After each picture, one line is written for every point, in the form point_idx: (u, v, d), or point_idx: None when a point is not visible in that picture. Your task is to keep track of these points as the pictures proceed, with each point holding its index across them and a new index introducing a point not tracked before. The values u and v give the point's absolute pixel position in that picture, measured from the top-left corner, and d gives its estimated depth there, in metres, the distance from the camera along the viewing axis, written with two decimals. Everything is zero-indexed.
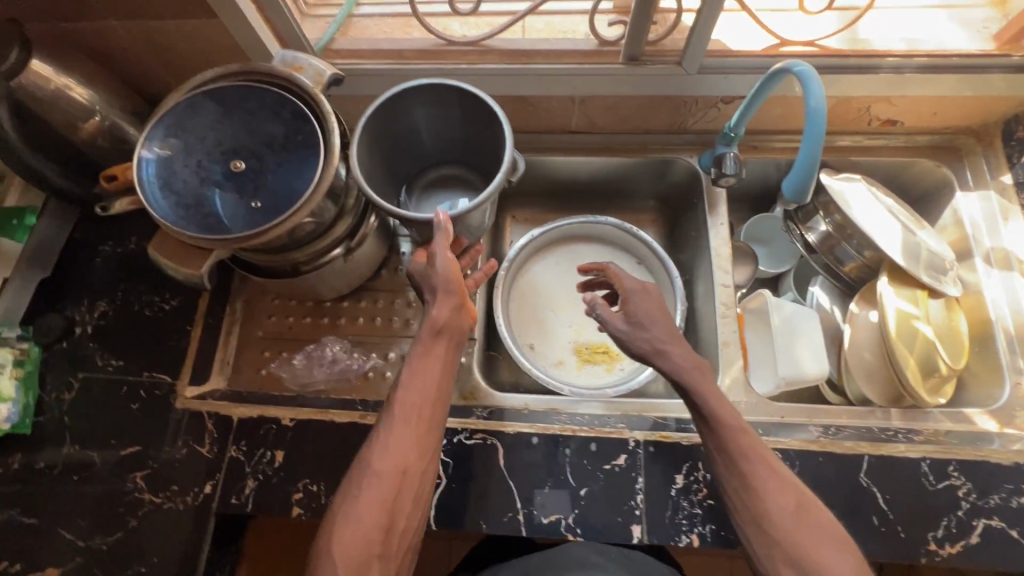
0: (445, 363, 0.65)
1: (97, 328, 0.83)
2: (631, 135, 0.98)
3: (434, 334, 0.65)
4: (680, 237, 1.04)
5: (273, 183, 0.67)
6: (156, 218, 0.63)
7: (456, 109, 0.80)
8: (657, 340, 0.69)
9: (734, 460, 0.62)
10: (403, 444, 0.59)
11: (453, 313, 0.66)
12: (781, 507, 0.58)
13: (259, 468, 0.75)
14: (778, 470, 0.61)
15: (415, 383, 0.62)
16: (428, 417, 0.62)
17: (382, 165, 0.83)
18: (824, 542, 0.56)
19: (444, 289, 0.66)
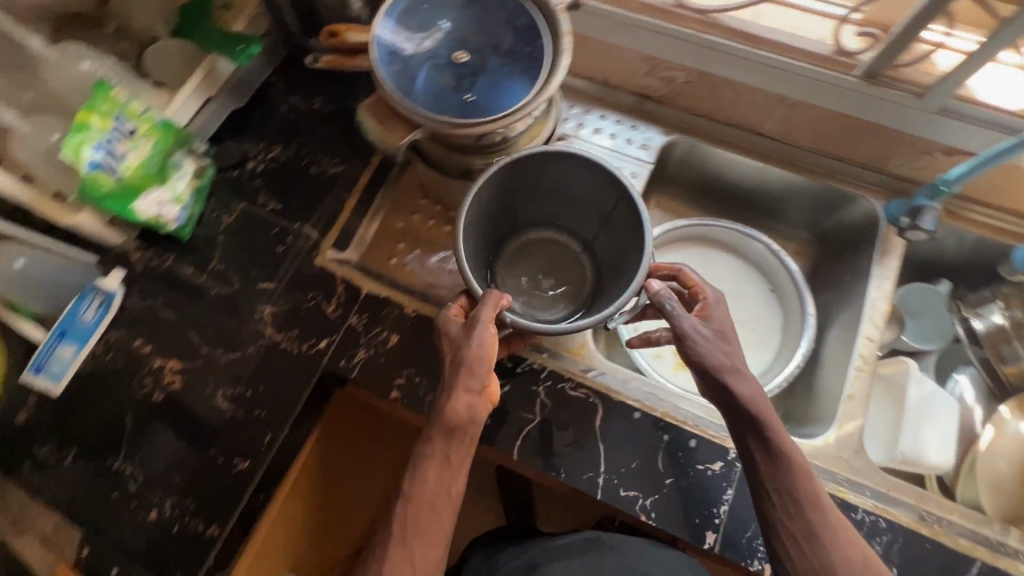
0: (461, 464, 0.60)
1: (267, 168, 0.89)
2: (820, 157, 0.93)
3: (448, 433, 0.59)
4: (826, 278, 0.99)
5: (489, 81, 0.68)
6: (380, 78, 0.65)
7: (577, 180, 0.78)
8: (737, 359, 0.63)
9: (796, 504, 0.59)
10: (402, 562, 0.56)
11: (477, 403, 0.60)
12: (847, 559, 0.58)
13: (372, 344, 0.78)
14: (836, 520, 0.60)
15: (424, 491, 0.58)
16: (433, 526, 0.57)
17: (487, 229, 0.82)
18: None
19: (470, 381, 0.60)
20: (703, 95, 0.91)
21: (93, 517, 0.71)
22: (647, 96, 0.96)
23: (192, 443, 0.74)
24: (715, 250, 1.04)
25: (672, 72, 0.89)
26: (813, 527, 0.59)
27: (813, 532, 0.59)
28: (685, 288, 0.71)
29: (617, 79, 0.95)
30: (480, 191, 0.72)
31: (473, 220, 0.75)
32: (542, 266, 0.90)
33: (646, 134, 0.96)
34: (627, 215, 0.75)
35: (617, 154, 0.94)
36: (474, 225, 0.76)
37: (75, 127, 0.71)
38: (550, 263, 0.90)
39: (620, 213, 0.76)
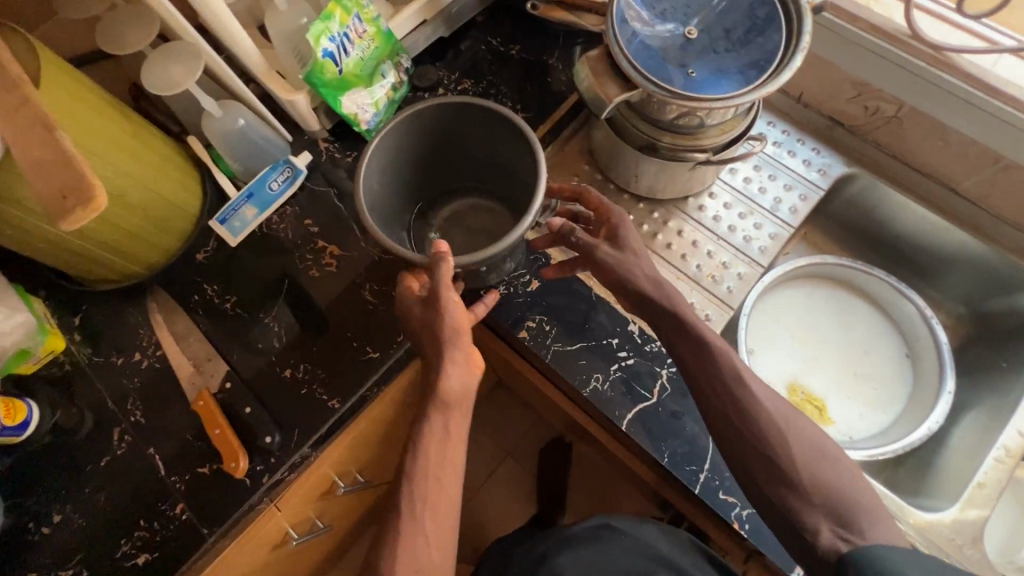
0: (459, 441, 0.64)
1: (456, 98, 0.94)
2: (1014, 232, 0.86)
3: (440, 408, 0.62)
4: (978, 360, 0.92)
5: (714, 63, 0.68)
6: (611, 34, 0.68)
7: (479, 131, 0.73)
8: (640, 278, 0.66)
9: (730, 397, 0.63)
10: (415, 528, 0.60)
11: (467, 382, 0.62)
12: (798, 432, 0.62)
13: (513, 283, 0.80)
14: (773, 406, 0.63)
15: (430, 464, 0.62)
16: (443, 492, 0.62)
17: (399, 192, 0.77)
18: (839, 470, 0.61)
19: (452, 362, 0.62)
20: (903, 133, 0.87)
21: (237, 357, 0.80)
22: (840, 123, 0.92)
23: (331, 322, 0.81)
24: (854, 297, 1.00)
25: (881, 103, 0.85)
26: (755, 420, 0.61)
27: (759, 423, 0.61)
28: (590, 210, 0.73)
29: (813, 98, 0.93)
30: (381, 146, 0.69)
31: (377, 180, 0.72)
32: (471, 232, 0.83)
33: (825, 160, 0.92)
34: (528, 151, 0.70)
35: (789, 171, 0.92)
36: (381, 185, 0.71)
37: (322, 16, 0.77)
38: (477, 228, 0.83)
39: (520, 152, 0.72)
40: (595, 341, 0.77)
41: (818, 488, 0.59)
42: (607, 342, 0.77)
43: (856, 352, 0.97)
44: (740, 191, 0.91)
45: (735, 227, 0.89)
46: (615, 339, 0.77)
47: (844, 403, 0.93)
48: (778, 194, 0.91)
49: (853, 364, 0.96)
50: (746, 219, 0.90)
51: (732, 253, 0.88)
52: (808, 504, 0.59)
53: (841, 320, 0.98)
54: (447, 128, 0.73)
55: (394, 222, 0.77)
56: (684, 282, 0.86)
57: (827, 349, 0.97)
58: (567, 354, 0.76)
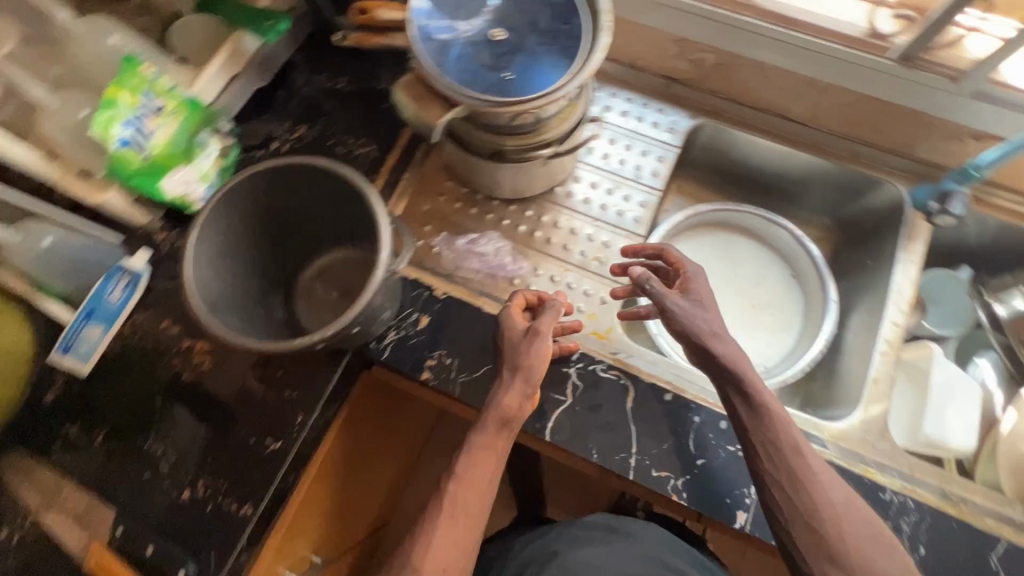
0: (502, 454, 0.66)
1: (292, 148, 0.87)
2: (850, 143, 0.91)
3: (499, 426, 0.65)
4: (849, 261, 0.99)
5: (527, 59, 0.67)
6: (417, 55, 0.65)
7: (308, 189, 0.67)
8: (718, 327, 0.66)
9: (785, 458, 0.61)
10: (450, 533, 0.59)
11: (524, 397, 0.67)
12: (836, 502, 0.61)
13: (402, 325, 0.77)
14: (826, 475, 0.62)
15: (472, 467, 0.63)
16: (478, 504, 0.62)
17: (252, 264, 0.71)
18: (882, 554, 0.59)
19: (522, 373, 0.67)
20: (730, 78, 0.90)
21: (124, 495, 0.71)
22: (674, 79, 0.95)
23: (218, 426, 0.74)
24: (732, 233, 1.04)
25: (703, 54, 0.88)
26: (808, 488, 0.60)
27: (814, 493, 0.60)
28: (668, 265, 0.76)
29: (644, 61, 0.94)
30: (201, 236, 0.61)
31: (212, 273, 0.64)
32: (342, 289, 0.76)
33: (672, 118, 0.94)
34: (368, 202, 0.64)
35: (642, 137, 0.93)
36: (218, 262, 0.65)
37: (104, 103, 0.72)
38: (348, 286, 0.76)
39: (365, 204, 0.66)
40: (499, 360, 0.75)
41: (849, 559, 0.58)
42: None
43: (749, 283, 1.02)
44: (603, 168, 0.92)
45: (607, 204, 0.90)
46: None
47: (750, 338, 0.98)
48: (638, 161, 0.92)
49: (750, 295, 1.01)
50: (614, 194, 0.91)
51: (610, 231, 0.89)
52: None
53: (730, 261, 1.03)
54: (281, 191, 0.67)
55: (250, 297, 0.70)
56: (573, 271, 0.87)
57: (723, 289, 1.02)
58: (475, 382, 0.74)
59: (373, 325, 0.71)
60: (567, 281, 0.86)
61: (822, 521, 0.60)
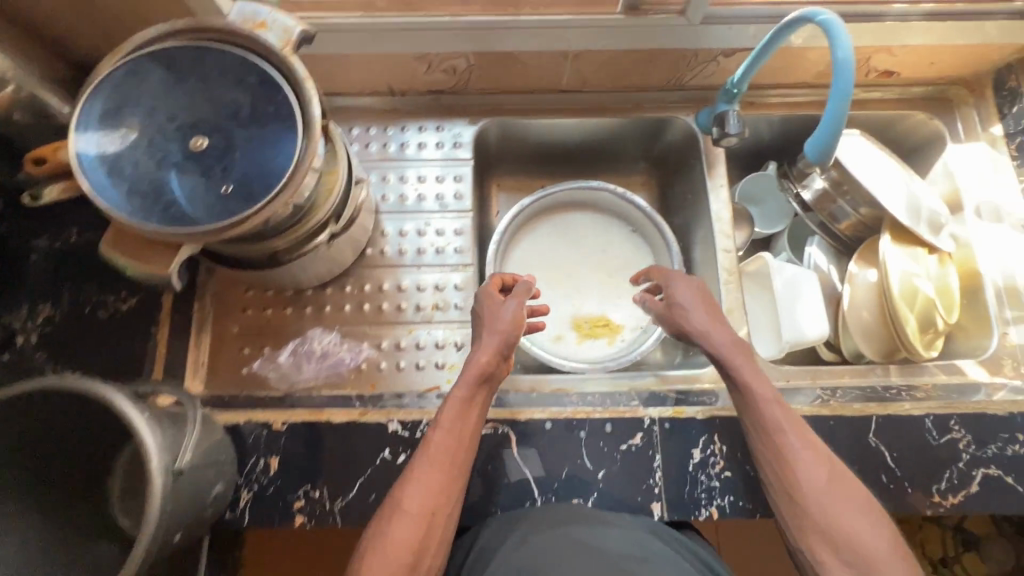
0: (482, 406, 0.70)
1: (42, 337, 0.72)
2: (626, 94, 0.91)
3: (481, 381, 0.71)
4: (674, 198, 1.01)
5: (245, 162, 0.58)
6: (106, 209, 0.53)
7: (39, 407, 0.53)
8: (703, 325, 0.72)
9: (768, 433, 0.64)
10: (432, 479, 0.63)
11: (498, 357, 0.72)
12: (815, 476, 0.61)
13: (252, 479, 0.68)
14: (818, 454, 0.62)
15: (451, 424, 0.66)
16: (460, 450, 0.66)
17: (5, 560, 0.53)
18: (880, 535, 0.57)
19: (495, 334, 0.73)
20: (489, 74, 0.85)
21: None
22: (439, 91, 0.89)
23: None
24: (562, 211, 1.04)
25: (451, 62, 0.82)
26: (798, 467, 0.62)
27: (800, 473, 0.61)
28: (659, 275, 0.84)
29: (402, 86, 0.87)
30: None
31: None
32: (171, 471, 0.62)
33: (453, 132, 0.89)
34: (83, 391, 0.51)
35: (431, 164, 0.88)
36: None
37: None
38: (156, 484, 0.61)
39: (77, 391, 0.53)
40: (370, 467, 0.69)
41: (843, 541, 0.57)
42: (381, 458, 0.69)
43: (597, 252, 1.02)
44: (406, 211, 0.86)
45: (424, 246, 0.84)
46: (385, 451, 0.69)
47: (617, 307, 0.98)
48: (437, 190, 0.87)
49: (603, 263, 1.01)
50: (426, 233, 0.85)
51: (436, 272, 0.83)
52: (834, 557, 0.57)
53: (572, 240, 1.02)
54: None
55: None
56: (418, 329, 0.81)
57: (575, 268, 1.01)
58: (355, 502, 0.68)
59: (209, 508, 0.62)
60: (417, 342, 0.81)
61: (812, 502, 0.60)
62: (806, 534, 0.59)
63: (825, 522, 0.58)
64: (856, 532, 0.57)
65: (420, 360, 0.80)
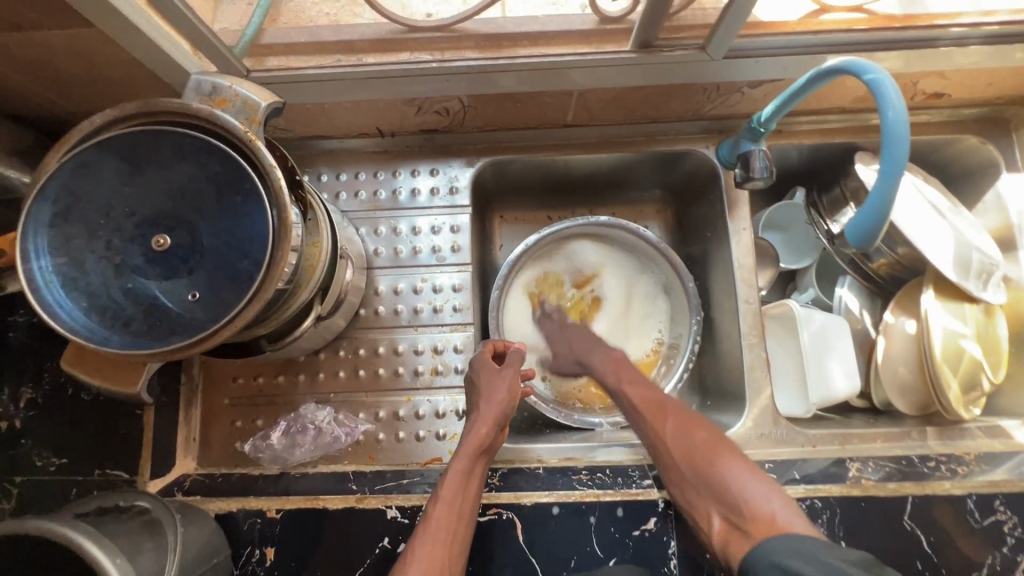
0: (480, 480, 0.67)
1: (27, 420, 0.69)
2: (637, 125, 0.83)
3: (480, 451, 0.67)
4: (691, 232, 0.93)
5: (213, 260, 0.52)
6: (64, 330, 0.49)
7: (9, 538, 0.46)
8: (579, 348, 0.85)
9: (642, 413, 0.73)
10: (432, 549, 0.59)
11: (497, 427, 0.69)
12: (699, 443, 0.66)
13: (247, 570, 0.65)
14: (693, 425, 0.68)
15: (450, 496, 0.63)
16: (460, 527, 0.62)
17: None
18: (728, 462, 0.63)
19: (493, 402, 0.70)
20: (488, 113, 0.77)
21: None
22: (433, 130, 0.81)
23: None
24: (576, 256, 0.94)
25: (444, 104, 0.74)
26: (659, 429, 0.70)
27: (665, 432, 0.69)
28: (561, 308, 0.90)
29: (391, 128, 0.79)
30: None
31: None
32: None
33: (448, 175, 0.83)
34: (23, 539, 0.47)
35: (426, 213, 0.81)
36: None
37: None
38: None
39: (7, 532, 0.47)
40: (368, 559, 0.66)
41: (716, 489, 0.61)
42: (380, 547, 0.66)
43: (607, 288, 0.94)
44: (401, 265, 0.80)
45: (421, 305, 0.79)
46: (384, 540, 0.66)
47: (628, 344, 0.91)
48: (432, 242, 0.81)
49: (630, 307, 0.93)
50: (423, 290, 0.79)
51: (434, 333, 0.78)
52: (695, 491, 0.63)
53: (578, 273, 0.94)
54: None
55: None
56: (418, 397, 0.76)
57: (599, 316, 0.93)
58: None
59: None
60: (416, 411, 0.76)
61: (673, 454, 0.66)
62: (677, 480, 0.65)
63: (686, 465, 0.64)
64: (711, 461, 0.63)
65: (420, 430, 0.75)
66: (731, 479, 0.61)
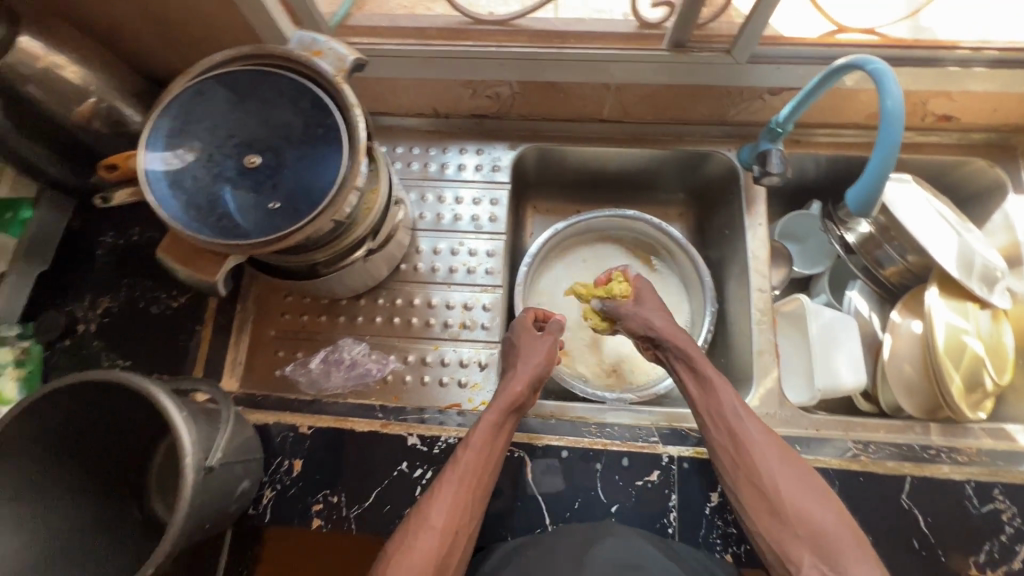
0: (507, 435, 0.70)
1: (101, 325, 0.78)
2: (666, 126, 0.92)
3: (513, 409, 0.70)
4: (710, 232, 1.00)
5: (293, 179, 0.62)
6: (166, 219, 0.58)
7: (99, 394, 0.59)
8: (666, 326, 0.77)
9: (727, 422, 0.66)
10: (460, 491, 0.63)
11: (530, 389, 0.72)
12: (789, 477, 0.61)
13: (276, 478, 0.71)
14: (786, 455, 0.63)
15: (480, 443, 0.66)
16: (486, 474, 0.65)
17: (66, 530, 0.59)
18: (824, 510, 0.59)
19: (529, 366, 0.74)
20: (532, 102, 0.87)
21: None
22: (483, 115, 0.91)
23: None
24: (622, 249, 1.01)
25: (496, 89, 0.84)
26: (748, 449, 0.64)
27: (748, 446, 0.64)
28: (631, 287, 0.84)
29: (446, 109, 0.90)
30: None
31: (16, 543, 0.56)
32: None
33: (492, 155, 0.92)
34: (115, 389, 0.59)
35: (470, 186, 0.91)
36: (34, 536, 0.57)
37: None
38: None
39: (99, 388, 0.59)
40: (387, 479, 0.71)
41: (808, 534, 0.58)
42: (398, 471, 0.71)
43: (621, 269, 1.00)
44: (441, 229, 0.88)
45: (456, 265, 0.87)
46: (403, 464, 0.71)
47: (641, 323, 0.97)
48: (473, 211, 0.89)
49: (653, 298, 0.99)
50: (459, 252, 0.87)
51: (466, 291, 0.86)
52: (788, 535, 0.58)
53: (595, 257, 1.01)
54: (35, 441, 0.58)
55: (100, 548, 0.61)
56: (444, 347, 0.83)
57: None
58: (369, 511, 0.70)
59: (234, 503, 0.65)
60: (442, 359, 0.82)
61: (760, 483, 0.62)
62: (760, 512, 0.61)
63: (778, 501, 0.60)
64: (804, 505, 0.59)
65: (443, 377, 0.81)
66: (825, 530, 0.57)
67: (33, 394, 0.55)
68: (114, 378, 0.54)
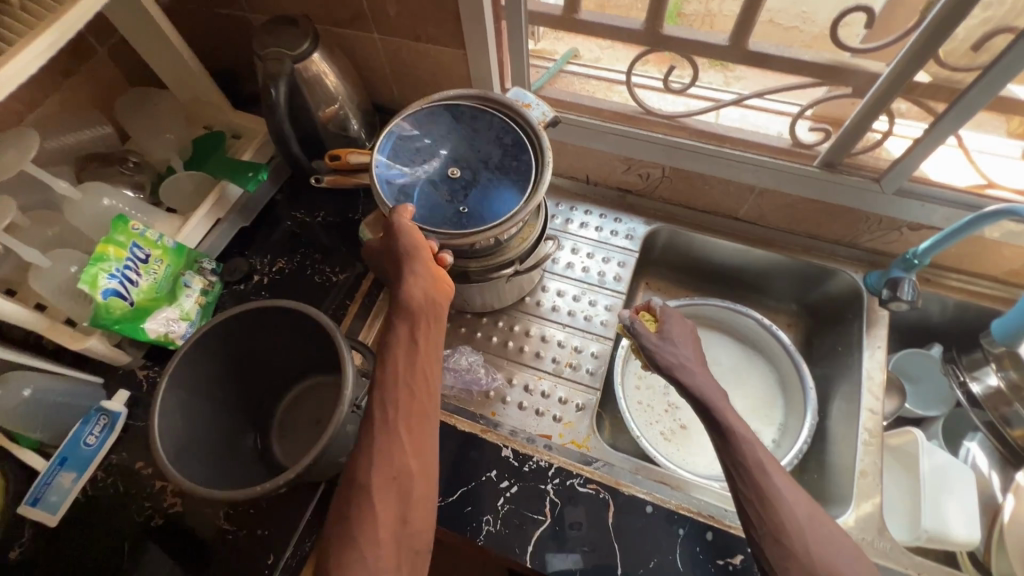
0: (429, 350, 0.61)
1: (273, 281, 0.92)
2: (796, 237, 0.98)
3: (411, 313, 0.61)
4: (819, 347, 1.01)
5: (481, 193, 0.73)
6: (380, 199, 0.72)
7: (269, 324, 0.70)
8: (683, 360, 0.74)
9: (756, 481, 0.62)
10: (391, 445, 0.56)
11: (427, 299, 0.62)
12: (819, 536, 0.59)
13: None
14: (813, 513, 0.61)
15: (402, 379, 0.58)
16: (418, 408, 0.58)
17: (207, 435, 0.68)
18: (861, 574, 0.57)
19: (419, 277, 0.63)
20: (677, 186, 0.98)
21: None
22: (627, 190, 1.03)
23: (196, 559, 0.73)
24: (743, 344, 1.03)
25: (648, 169, 0.96)
26: (775, 503, 0.60)
27: (782, 511, 0.60)
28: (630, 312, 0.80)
29: (597, 177, 1.03)
30: (168, 392, 0.63)
31: (182, 424, 0.65)
32: (320, 415, 0.78)
33: (629, 225, 1.02)
34: (293, 324, 0.70)
35: (601, 246, 1.00)
36: (189, 429, 0.65)
37: (93, 258, 0.74)
38: (323, 412, 0.78)
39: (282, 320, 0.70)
40: (474, 482, 0.74)
41: None
42: (486, 476, 0.75)
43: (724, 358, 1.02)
44: (568, 276, 0.97)
45: (574, 310, 0.94)
46: (492, 471, 0.75)
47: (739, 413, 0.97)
48: (601, 268, 0.98)
49: (753, 395, 0.99)
50: (581, 300, 0.95)
51: (578, 335, 0.92)
52: None
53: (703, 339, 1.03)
54: (218, 348, 0.69)
55: (227, 463, 0.69)
56: (546, 379, 0.88)
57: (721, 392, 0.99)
58: (451, 507, 0.73)
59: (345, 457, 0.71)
60: (542, 389, 0.87)
61: (790, 541, 0.58)
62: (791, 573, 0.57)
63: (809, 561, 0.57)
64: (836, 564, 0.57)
65: (540, 406, 0.85)
66: None
67: (243, 306, 0.67)
68: (307, 310, 0.66)
